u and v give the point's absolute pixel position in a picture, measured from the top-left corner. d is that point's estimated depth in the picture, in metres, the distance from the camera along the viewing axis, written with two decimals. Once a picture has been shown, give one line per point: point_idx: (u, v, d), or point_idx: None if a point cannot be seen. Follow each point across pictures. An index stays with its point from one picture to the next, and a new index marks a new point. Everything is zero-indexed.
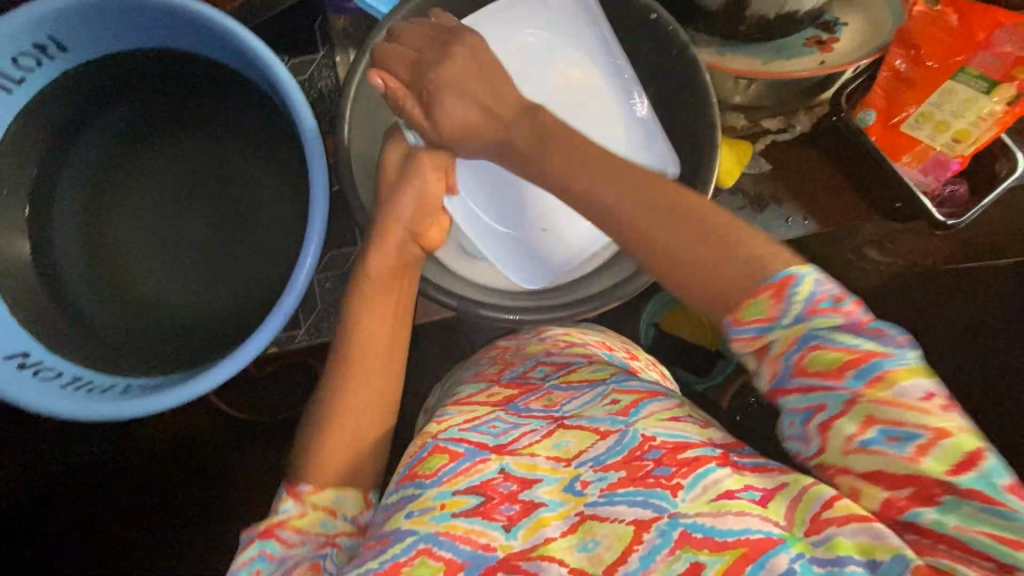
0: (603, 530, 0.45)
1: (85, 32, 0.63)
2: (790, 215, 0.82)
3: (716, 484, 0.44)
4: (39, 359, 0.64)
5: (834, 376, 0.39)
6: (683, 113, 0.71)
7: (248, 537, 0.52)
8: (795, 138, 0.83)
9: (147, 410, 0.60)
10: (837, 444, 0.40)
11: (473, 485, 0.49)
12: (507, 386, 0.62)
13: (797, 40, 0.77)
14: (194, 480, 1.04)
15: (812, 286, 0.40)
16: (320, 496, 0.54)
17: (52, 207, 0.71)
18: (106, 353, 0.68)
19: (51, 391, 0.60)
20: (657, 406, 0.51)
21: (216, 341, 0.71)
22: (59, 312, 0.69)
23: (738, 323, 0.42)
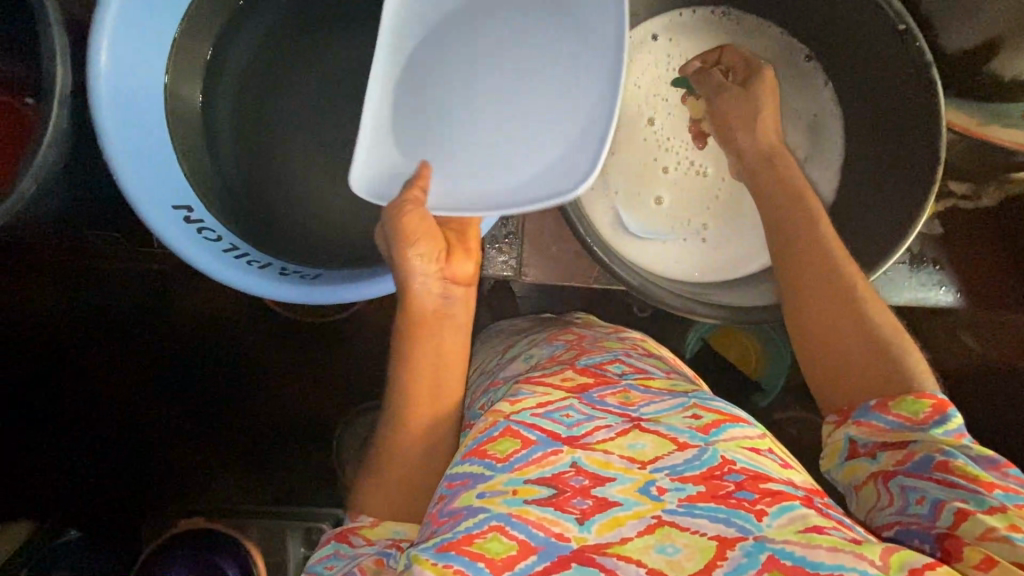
0: (683, 538, 0.43)
1: None
2: (944, 282, 0.80)
3: (803, 519, 0.44)
4: (200, 217, 0.62)
5: (982, 484, 0.43)
6: (906, 145, 0.67)
7: (329, 538, 0.53)
8: (975, 209, 0.80)
9: (296, 297, 0.59)
10: (973, 529, 0.41)
11: (544, 476, 0.47)
12: (582, 372, 0.61)
13: None
14: (231, 361, 0.99)
15: (962, 423, 0.48)
16: (380, 525, 0.51)
17: (228, 58, 0.68)
18: (239, 214, 0.67)
19: (213, 253, 0.58)
20: (738, 432, 0.52)
21: (342, 241, 0.69)
22: (204, 157, 0.67)
23: (882, 409, 0.50)
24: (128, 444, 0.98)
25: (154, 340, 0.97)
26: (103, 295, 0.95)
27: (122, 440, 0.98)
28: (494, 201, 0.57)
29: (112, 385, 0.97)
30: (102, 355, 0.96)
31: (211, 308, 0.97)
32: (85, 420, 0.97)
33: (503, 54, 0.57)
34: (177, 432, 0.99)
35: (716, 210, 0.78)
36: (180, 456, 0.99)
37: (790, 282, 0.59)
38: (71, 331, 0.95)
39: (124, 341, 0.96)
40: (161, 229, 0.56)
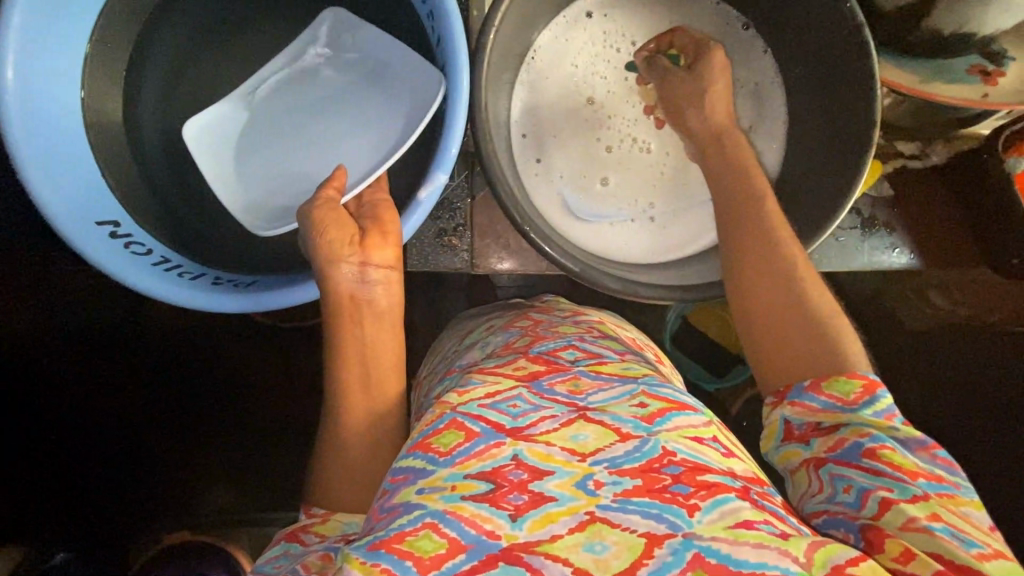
0: (612, 536, 0.42)
1: None
2: (898, 244, 0.78)
3: (734, 514, 0.43)
4: (128, 232, 0.60)
5: (905, 472, 0.44)
6: (839, 107, 0.67)
7: (276, 540, 0.50)
8: (925, 167, 0.79)
9: (227, 308, 0.58)
10: (896, 518, 0.42)
11: (484, 471, 0.45)
12: (534, 361, 0.59)
13: (959, 65, 0.73)
14: (193, 372, 0.98)
15: (891, 403, 0.48)
16: (332, 518, 0.49)
17: (153, 65, 0.66)
18: (171, 224, 0.65)
19: (141, 267, 0.57)
20: (683, 420, 0.50)
21: (281, 245, 0.67)
22: (131, 168, 0.65)
23: (815, 390, 0.50)
24: (93, 464, 0.96)
25: (111, 358, 0.95)
26: None
27: (86, 461, 0.96)
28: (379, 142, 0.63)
29: (71, 407, 0.95)
30: (59, 377, 0.94)
31: (171, 319, 0.96)
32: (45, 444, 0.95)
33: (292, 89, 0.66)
34: (143, 448, 0.97)
35: (665, 187, 0.77)
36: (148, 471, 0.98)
37: (735, 260, 0.58)
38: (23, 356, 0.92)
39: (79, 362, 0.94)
40: (88, 249, 0.55)
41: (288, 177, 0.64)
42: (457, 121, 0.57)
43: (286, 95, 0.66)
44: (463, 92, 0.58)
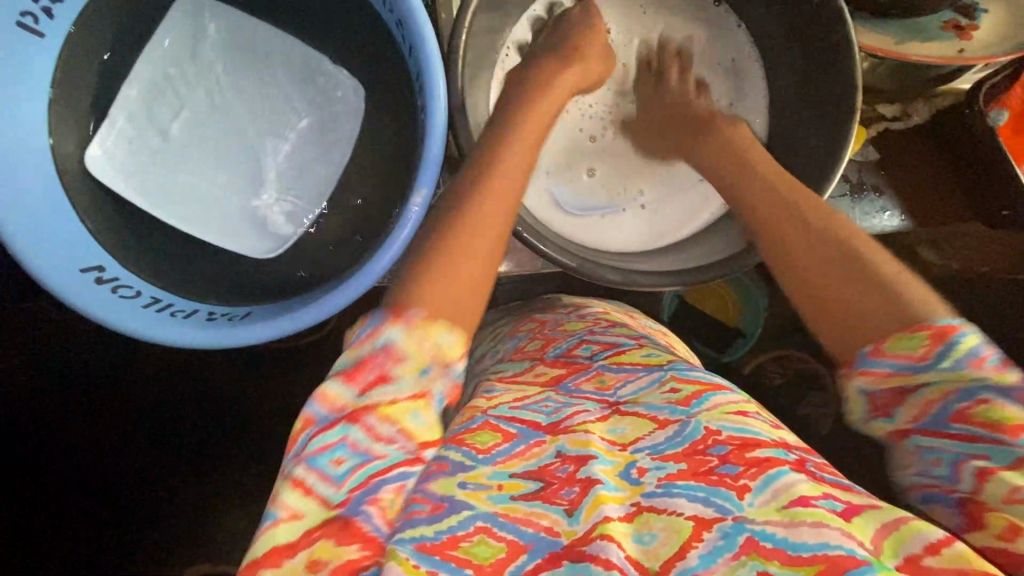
0: (660, 523, 0.43)
1: None
2: (888, 207, 0.78)
3: (790, 488, 0.42)
4: (114, 275, 0.59)
5: (1000, 431, 0.42)
6: (822, 75, 0.66)
7: (327, 416, 0.46)
8: (908, 128, 0.79)
9: (223, 343, 0.57)
10: (997, 491, 0.41)
11: (530, 470, 0.48)
12: (554, 364, 0.62)
13: (934, 23, 0.73)
14: (194, 409, 0.95)
15: (974, 344, 0.43)
16: (429, 326, 0.47)
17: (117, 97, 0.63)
18: (158, 264, 0.63)
19: (132, 310, 0.56)
20: (721, 399, 0.51)
21: (276, 271, 0.66)
22: (110, 210, 0.63)
23: (879, 354, 0.46)
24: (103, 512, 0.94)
25: (108, 404, 0.93)
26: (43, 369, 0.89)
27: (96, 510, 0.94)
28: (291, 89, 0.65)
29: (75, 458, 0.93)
30: (56, 429, 0.92)
31: (164, 358, 0.93)
32: (50, 498, 0.92)
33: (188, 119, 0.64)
34: (152, 490, 0.96)
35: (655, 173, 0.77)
36: (161, 513, 0.96)
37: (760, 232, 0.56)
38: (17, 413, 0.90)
39: (76, 411, 0.92)
40: (75, 299, 0.54)
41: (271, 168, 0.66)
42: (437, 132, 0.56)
43: (187, 122, 0.64)
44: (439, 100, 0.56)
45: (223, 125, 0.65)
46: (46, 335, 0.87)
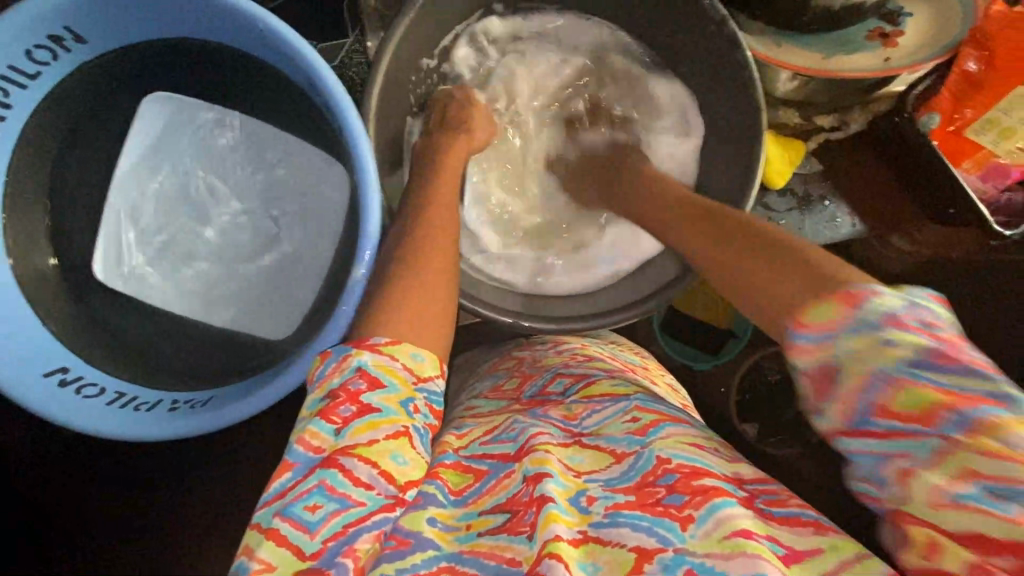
0: (604, 555, 0.44)
1: (107, 21, 0.59)
2: (840, 213, 0.79)
3: (731, 523, 0.43)
4: (77, 373, 0.61)
5: (923, 417, 0.34)
6: (735, 101, 0.68)
7: (305, 458, 0.45)
8: (846, 136, 0.80)
9: (183, 432, 0.58)
10: (924, 496, 0.34)
11: (499, 503, 0.50)
12: (527, 404, 0.63)
13: (859, 32, 0.74)
14: None
15: (892, 304, 0.36)
16: (397, 347, 0.49)
17: (68, 189, 0.66)
18: (122, 354, 0.66)
19: (94, 409, 0.59)
20: (676, 429, 0.52)
21: (241, 350, 0.69)
22: (74, 305, 0.66)
23: (802, 328, 0.39)
24: None
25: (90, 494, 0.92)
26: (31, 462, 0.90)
27: None
28: (246, 150, 0.68)
29: None
30: None
31: None
32: None
33: (190, 224, 0.70)
34: None
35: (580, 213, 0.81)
36: None
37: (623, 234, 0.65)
38: None
39: None
40: (35, 405, 0.56)
41: (279, 225, 0.70)
42: (372, 192, 0.57)
43: (186, 226, 0.69)
44: (368, 161, 0.57)
45: (218, 215, 0.70)
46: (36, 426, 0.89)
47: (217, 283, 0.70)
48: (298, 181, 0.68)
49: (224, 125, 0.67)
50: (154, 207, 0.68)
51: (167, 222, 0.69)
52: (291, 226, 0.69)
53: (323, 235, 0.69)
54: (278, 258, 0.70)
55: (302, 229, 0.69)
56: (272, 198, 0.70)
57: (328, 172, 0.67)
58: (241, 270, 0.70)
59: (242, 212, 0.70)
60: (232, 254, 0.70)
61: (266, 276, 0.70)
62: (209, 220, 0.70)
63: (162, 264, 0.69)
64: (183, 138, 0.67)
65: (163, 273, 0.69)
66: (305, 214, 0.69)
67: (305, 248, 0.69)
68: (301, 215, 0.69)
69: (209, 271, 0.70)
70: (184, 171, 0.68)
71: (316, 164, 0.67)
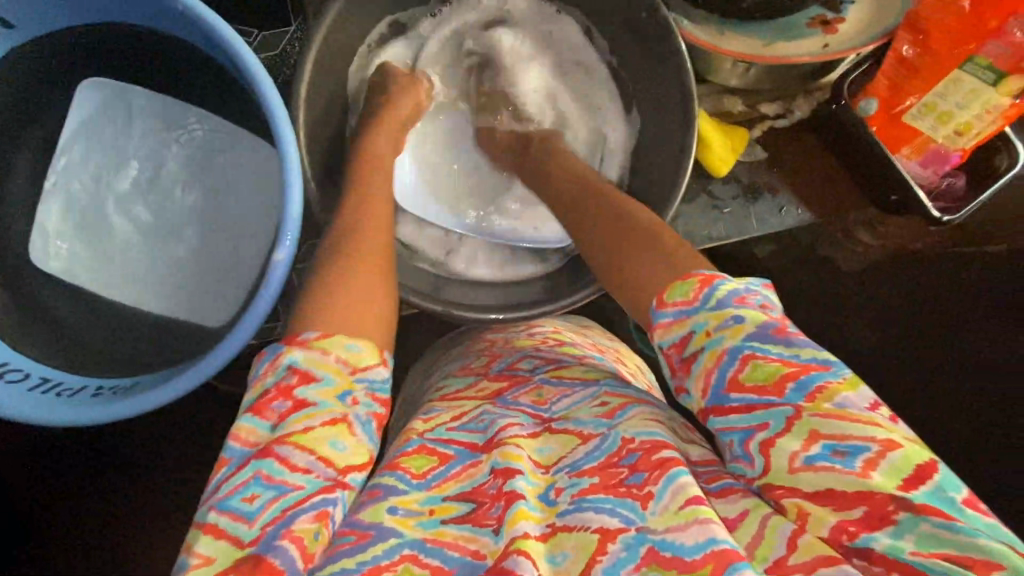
0: (571, 542, 0.44)
1: (36, 5, 0.58)
2: (785, 203, 0.78)
3: (684, 489, 0.43)
4: (2, 359, 0.60)
5: (772, 387, 0.40)
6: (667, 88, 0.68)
7: (240, 453, 0.44)
8: (793, 124, 0.79)
9: (102, 419, 0.57)
10: (781, 462, 0.40)
11: (463, 492, 0.48)
12: (495, 379, 0.62)
13: (800, 19, 0.73)
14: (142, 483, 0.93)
15: (734, 286, 0.43)
16: (329, 341, 0.47)
17: (6, 178, 0.67)
18: (58, 343, 0.65)
19: (16, 393, 0.57)
20: (642, 408, 0.51)
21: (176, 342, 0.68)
22: (11, 296, 0.66)
23: (662, 306, 0.45)
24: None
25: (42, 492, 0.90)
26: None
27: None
28: (181, 134, 0.69)
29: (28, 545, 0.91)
30: None
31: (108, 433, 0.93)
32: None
33: (121, 207, 0.69)
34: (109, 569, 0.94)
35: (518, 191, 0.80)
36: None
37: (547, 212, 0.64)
38: None
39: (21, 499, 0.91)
40: None
41: (213, 212, 0.70)
42: (292, 182, 0.56)
43: (118, 210, 0.69)
44: (290, 142, 0.56)
45: (152, 199, 0.70)
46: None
47: (148, 267, 0.69)
48: (232, 168, 0.69)
49: (161, 110, 0.68)
50: (87, 189, 0.68)
51: (98, 204, 0.68)
52: (225, 214, 0.69)
53: (257, 223, 0.69)
54: (211, 245, 0.70)
55: (236, 216, 0.69)
56: (207, 184, 0.70)
57: (261, 160, 0.68)
58: (174, 255, 0.70)
59: (176, 197, 0.70)
60: (165, 239, 0.70)
61: (199, 262, 0.70)
62: (141, 204, 0.69)
63: (91, 246, 0.68)
64: (118, 121, 0.68)
65: (92, 255, 0.68)
66: (239, 201, 0.69)
67: (237, 235, 0.69)
68: (235, 202, 0.69)
69: (141, 255, 0.69)
70: (118, 154, 0.68)
71: (251, 153, 0.68)
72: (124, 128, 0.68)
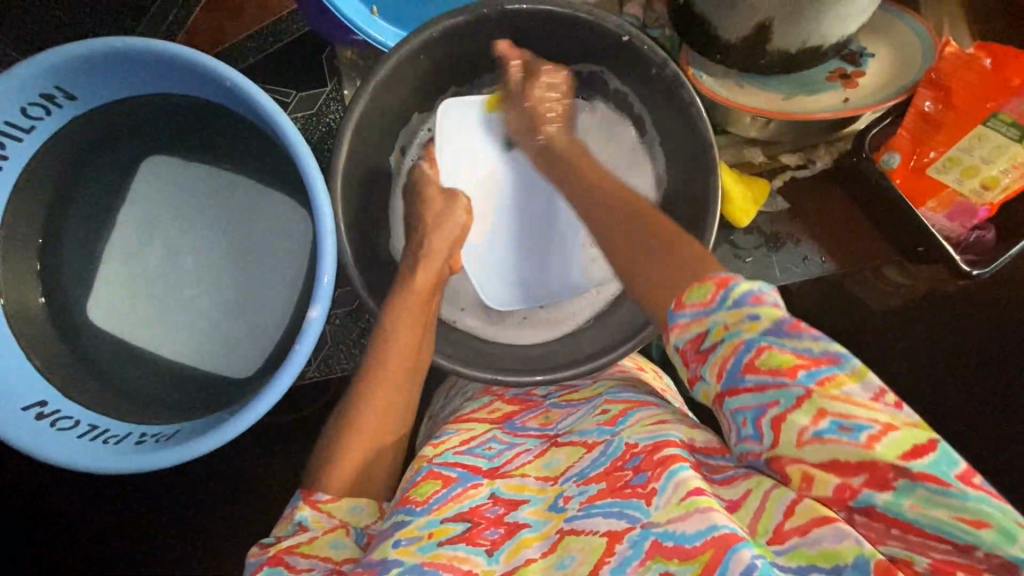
0: (579, 544, 0.46)
1: (97, 82, 0.62)
2: (809, 252, 0.78)
3: (685, 484, 0.45)
4: (56, 407, 0.64)
5: (785, 372, 0.40)
6: (685, 147, 0.69)
7: (257, 560, 0.54)
8: (814, 174, 0.79)
9: (143, 468, 0.60)
10: (790, 436, 0.40)
11: (461, 511, 0.51)
12: (508, 402, 0.68)
13: (820, 74, 0.75)
14: (177, 514, 0.96)
15: (753, 285, 0.42)
16: (335, 505, 0.55)
17: (63, 235, 0.71)
18: (106, 391, 0.69)
19: (67, 442, 0.61)
20: (644, 414, 0.55)
21: (217, 390, 0.72)
22: (66, 346, 0.70)
23: (681, 307, 0.44)
24: None
25: (86, 520, 0.95)
26: (31, 494, 0.93)
27: None
28: (221, 194, 0.74)
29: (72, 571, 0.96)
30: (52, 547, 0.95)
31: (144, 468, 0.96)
32: None
33: (161, 259, 0.74)
34: None
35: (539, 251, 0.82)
36: None
37: None
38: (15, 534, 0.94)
39: (65, 530, 0.95)
40: (12, 435, 0.58)
41: (246, 265, 0.74)
42: (327, 235, 0.60)
43: (158, 260, 0.74)
44: (326, 210, 0.60)
45: (190, 250, 0.74)
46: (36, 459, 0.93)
47: (186, 316, 0.74)
48: (268, 224, 0.74)
49: (205, 173, 0.73)
50: (134, 242, 0.73)
51: (140, 255, 0.74)
52: (259, 267, 0.74)
53: (291, 275, 0.74)
54: (243, 296, 0.74)
55: (269, 268, 0.74)
56: (243, 238, 0.74)
57: (298, 217, 0.73)
58: (209, 305, 0.74)
59: (212, 252, 0.74)
60: (201, 289, 0.74)
61: (234, 312, 0.74)
62: (180, 256, 0.74)
63: (135, 295, 0.73)
64: (165, 179, 0.73)
65: (135, 301, 0.73)
66: (272, 257, 0.74)
67: (272, 287, 0.74)
68: (269, 256, 0.74)
69: (177, 305, 0.74)
70: (165, 210, 0.74)
71: (289, 213, 0.73)
72: (171, 187, 0.74)
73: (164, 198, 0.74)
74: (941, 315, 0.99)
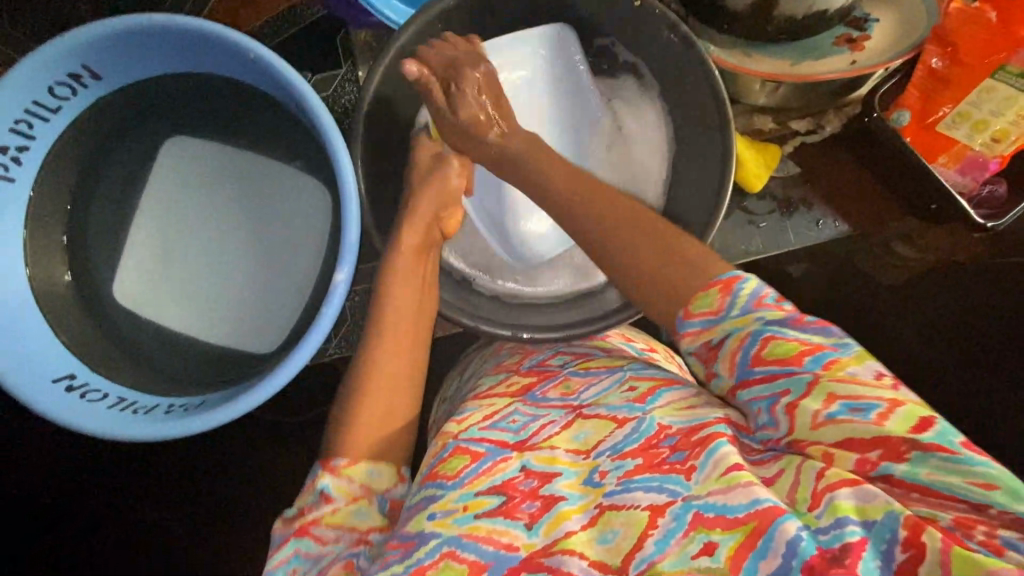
0: (620, 518, 0.45)
1: (121, 59, 0.64)
2: (822, 216, 0.79)
3: (726, 459, 0.44)
4: (85, 380, 0.65)
5: (793, 360, 0.42)
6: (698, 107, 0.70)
7: (282, 538, 0.54)
8: (823, 139, 0.80)
9: (172, 434, 0.60)
10: (805, 420, 0.42)
11: (495, 484, 0.50)
12: (527, 374, 0.64)
13: (826, 39, 0.75)
14: (200, 493, 0.98)
15: (755, 286, 0.44)
16: (353, 469, 0.55)
17: (88, 213, 0.72)
18: (134, 368, 0.70)
19: (97, 410, 0.62)
20: (674, 395, 0.53)
21: (243, 365, 0.73)
22: (91, 322, 0.71)
23: (688, 316, 0.45)
24: None
25: (113, 497, 0.97)
26: (60, 473, 0.95)
27: None
28: (240, 171, 0.75)
29: (100, 547, 0.98)
30: (80, 524, 0.98)
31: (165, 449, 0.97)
32: None
33: (182, 239, 0.74)
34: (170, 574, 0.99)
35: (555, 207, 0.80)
36: None
37: None
38: (45, 512, 0.97)
39: (92, 507, 0.97)
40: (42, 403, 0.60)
41: (268, 241, 0.75)
42: (351, 201, 0.61)
43: (179, 240, 0.74)
44: (349, 176, 0.61)
45: (211, 229, 0.75)
46: (62, 440, 0.94)
47: (209, 295, 0.75)
48: (290, 200, 0.75)
49: (228, 153, 0.75)
50: (155, 220, 0.74)
51: (160, 234, 0.74)
52: (281, 244, 0.75)
53: (313, 250, 0.74)
54: (265, 272, 0.75)
55: (291, 244, 0.75)
56: (266, 217, 0.75)
57: (318, 193, 0.74)
58: (229, 283, 0.75)
59: (232, 231, 0.75)
60: (223, 266, 0.75)
61: (257, 290, 0.75)
62: (200, 234, 0.75)
63: (156, 275, 0.74)
64: (187, 158, 0.74)
65: (155, 280, 0.74)
66: (294, 232, 0.75)
67: (295, 263, 0.75)
68: (292, 233, 0.75)
69: (198, 286, 0.74)
70: (185, 189, 0.75)
71: (311, 188, 0.74)
72: (194, 166, 0.74)
73: (186, 178, 0.75)
74: (965, 283, 0.97)
